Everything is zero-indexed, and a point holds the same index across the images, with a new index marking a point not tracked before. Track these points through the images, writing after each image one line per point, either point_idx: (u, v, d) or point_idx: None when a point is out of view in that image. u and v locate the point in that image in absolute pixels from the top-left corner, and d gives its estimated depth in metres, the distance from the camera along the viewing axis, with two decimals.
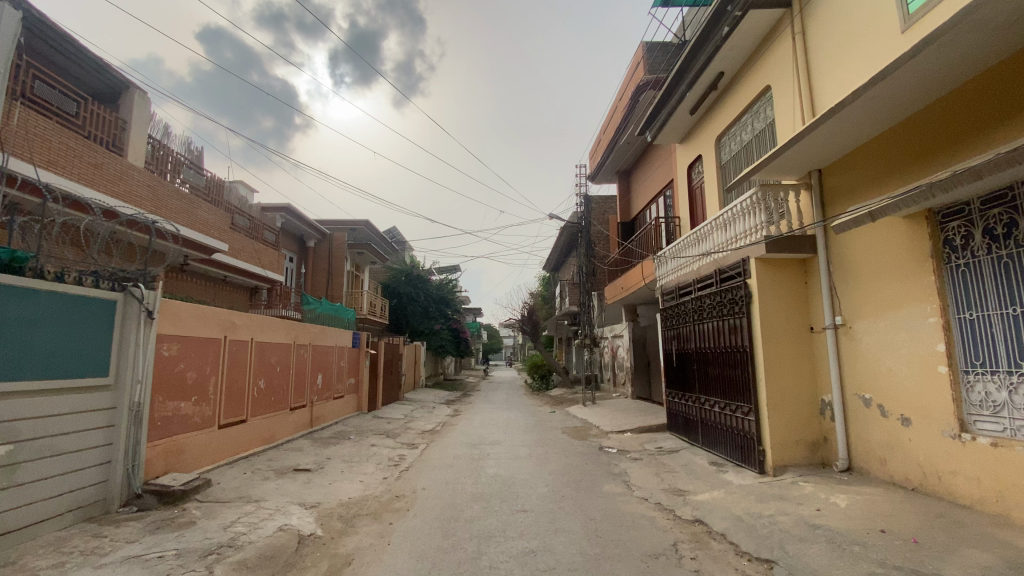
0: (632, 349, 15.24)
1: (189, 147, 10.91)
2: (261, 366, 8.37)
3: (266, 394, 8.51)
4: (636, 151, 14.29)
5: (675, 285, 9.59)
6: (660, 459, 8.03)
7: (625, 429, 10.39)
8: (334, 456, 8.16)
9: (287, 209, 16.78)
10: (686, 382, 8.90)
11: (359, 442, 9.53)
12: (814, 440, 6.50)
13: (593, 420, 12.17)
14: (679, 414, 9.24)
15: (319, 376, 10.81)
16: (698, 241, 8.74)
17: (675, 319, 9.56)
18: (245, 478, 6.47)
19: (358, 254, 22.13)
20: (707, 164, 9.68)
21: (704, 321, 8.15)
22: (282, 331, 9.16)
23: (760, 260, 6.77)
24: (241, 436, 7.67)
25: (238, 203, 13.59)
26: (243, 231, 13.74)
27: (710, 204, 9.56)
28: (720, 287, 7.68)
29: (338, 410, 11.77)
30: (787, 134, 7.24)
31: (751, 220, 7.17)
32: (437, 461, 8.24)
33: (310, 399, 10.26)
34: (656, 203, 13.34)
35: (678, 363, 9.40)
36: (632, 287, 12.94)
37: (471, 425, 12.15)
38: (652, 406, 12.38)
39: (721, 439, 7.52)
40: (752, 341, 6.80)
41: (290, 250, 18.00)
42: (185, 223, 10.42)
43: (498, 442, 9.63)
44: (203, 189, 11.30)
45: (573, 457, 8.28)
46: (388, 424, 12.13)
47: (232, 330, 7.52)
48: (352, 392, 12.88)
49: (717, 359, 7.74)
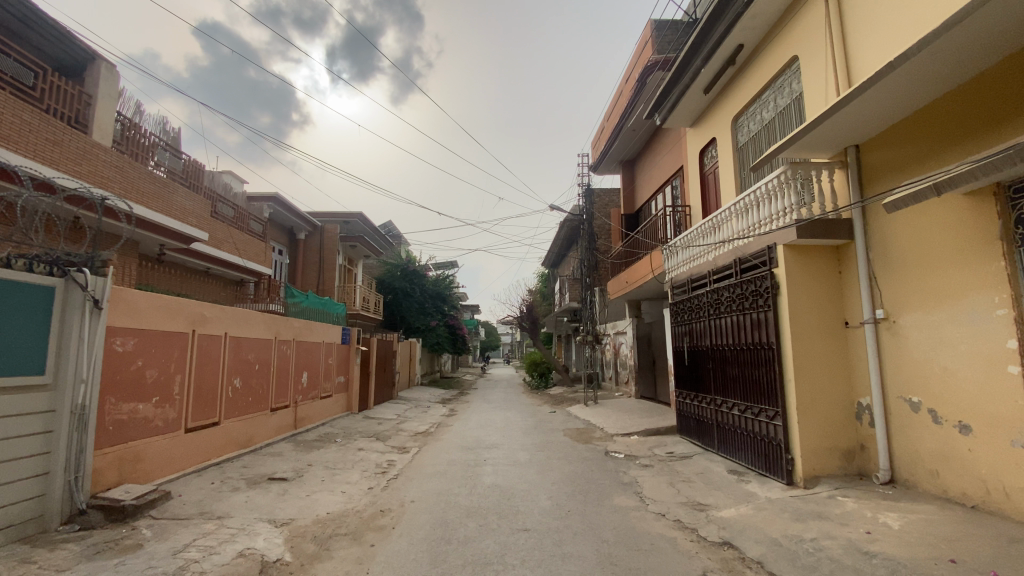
0: (635, 347, 14.57)
1: (164, 128, 10.14)
2: (236, 364, 7.64)
3: (243, 394, 7.80)
4: (642, 138, 13.57)
5: (687, 277, 8.88)
6: (673, 466, 7.35)
7: (631, 431, 9.70)
8: (316, 462, 7.45)
9: (275, 199, 15.99)
10: (700, 383, 8.22)
11: (346, 445, 8.82)
12: (848, 448, 5.84)
13: (596, 420, 11.50)
14: (691, 417, 8.55)
15: (304, 374, 10.09)
16: (714, 228, 8.04)
17: (687, 314, 8.86)
18: (212, 489, 5.75)
19: (351, 247, 21.33)
20: (723, 147, 8.97)
21: (721, 316, 7.46)
22: (262, 325, 8.41)
23: (790, 247, 6.07)
24: (212, 440, 6.95)
25: (221, 191, 12.83)
26: (227, 220, 12.98)
27: (725, 191, 8.87)
28: (741, 278, 6.98)
29: (325, 410, 11.06)
30: (817, 108, 6.54)
31: (778, 203, 6.45)
32: (429, 468, 7.54)
33: (293, 399, 9.54)
34: (664, 193, 12.64)
35: (690, 362, 8.71)
36: (637, 282, 12.25)
37: (467, 427, 11.42)
38: (658, 407, 11.70)
39: (741, 446, 6.85)
40: (779, 338, 6.10)
41: (278, 242, 17.21)
42: (160, 209, 9.66)
43: (496, 446, 8.93)
44: (180, 174, 10.53)
45: (577, 464, 7.58)
46: (378, 425, 11.39)
47: (202, 324, 6.78)
48: (340, 391, 12.16)
49: (736, 358, 7.04)
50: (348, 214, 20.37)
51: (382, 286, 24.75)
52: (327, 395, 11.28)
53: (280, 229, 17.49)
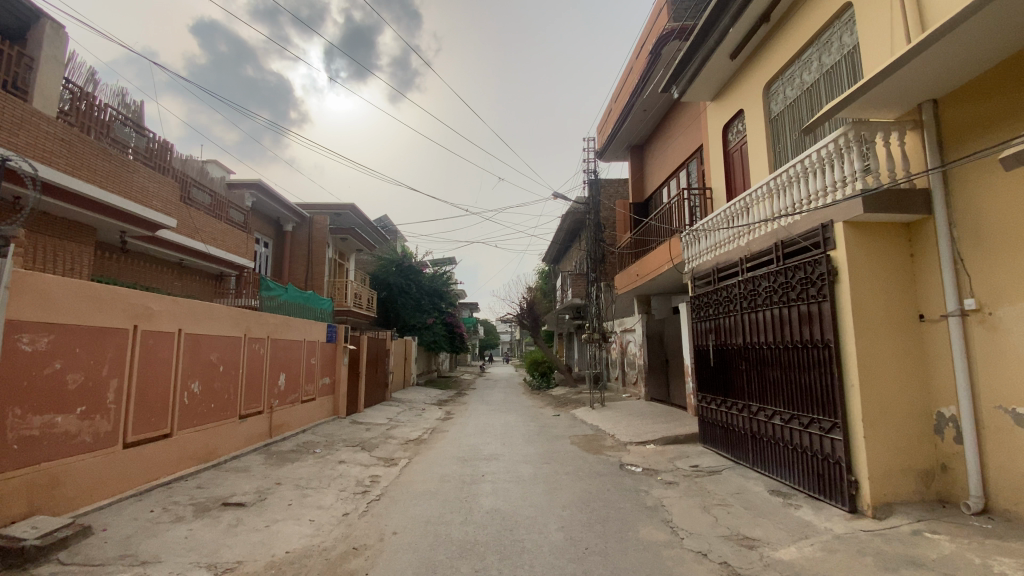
0: (645, 346, 13.49)
1: (124, 101, 9.06)
2: (195, 365, 6.59)
3: (204, 400, 6.75)
4: (655, 118, 12.51)
5: (713, 266, 7.83)
6: (701, 484, 6.30)
7: (648, 440, 8.65)
8: (286, 480, 6.39)
9: (258, 186, 14.86)
10: (729, 386, 7.20)
11: (324, 458, 7.74)
12: (925, 467, 4.82)
13: (605, 426, 10.45)
14: (719, 424, 7.53)
15: (282, 376, 9.02)
16: (749, 208, 6.98)
17: (711, 308, 7.82)
18: (148, 521, 4.70)
19: (342, 240, 20.15)
20: (753, 119, 7.92)
21: (757, 310, 6.43)
22: (228, 321, 7.36)
23: (850, 226, 5.03)
24: (161, 455, 5.90)
25: (197, 176, 11.79)
26: (202, 207, 11.91)
27: (755, 169, 7.84)
28: (784, 264, 5.93)
29: (307, 415, 10.01)
30: (876, 60, 5.49)
31: (832, 173, 5.38)
32: (418, 486, 6.46)
33: (268, 404, 8.48)
34: (679, 177, 11.59)
35: (716, 362, 7.66)
36: (649, 274, 11.23)
37: (463, 433, 10.38)
38: (674, 411, 10.64)
39: (784, 463, 5.85)
40: (838, 335, 5.06)
41: (262, 234, 16.09)
42: (117, 190, 8.60)
43: (497, 457, 7.86)
44: (144, 153, 9.47)
45: (590, 480, 6.54)
46: (366, 431, 10.35)
47: (146, 318, 5.73)
48: (325, 394, 11.12)
49: (777, 358, 6.00)
50: (340, 205, 19.37)
51: (376, 282, 23.64)
52: (310, 398, 10.24)
53: (266, 220, 16.38)
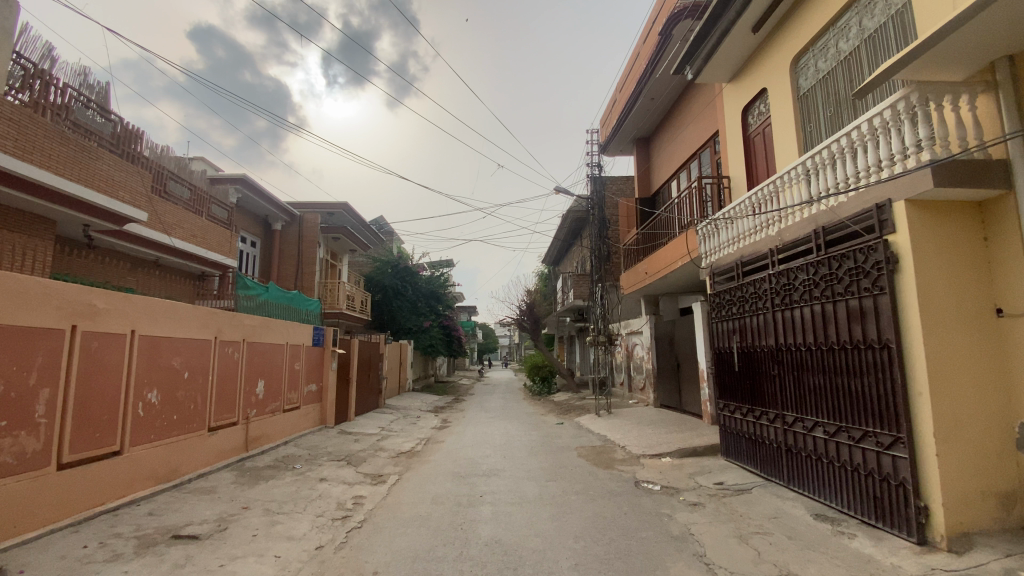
0: (654, 349, 12.71)
1: (87, 82, 8.32)
2: (153, 371, 5.80)
3: (165, 412, 5.96)
4: (664, 106, 11.76)
5: (737, 259, 7.05)
6: (731, 507, 5.51)
7: (663, 453, 7.87)
8: (255, 503, 5.57)
9: (243, 181, 13.94)
10: (758, 393, 6.42)
11: (303, 475, 6.92)
12: (1007, 490, 4.04)
13: (614, 436, 9.65)
14: (744, 436, 6.74)
15: (260, 383, 8.21)
16: (782, 193, 6.23)
17: (734, 307, 7.05)
18: (76, 561, 3.89)
19: (334, 240, 19.28)
20: (779, 97, 7.18)
21: (792, 306, 5.66)
22: (194, 322, 6.56)
23: (912, 204, 4.27)
24: (108, 476, 5.10)
25: (174, 168, 11.02)
26: (179, 201, 11.09)
27: (782, 153, 7.09)
28: (826, 253, 5.16)
29: (290, 426, 9.20)
30: (935, 15, 4.73)
31: (888, 144, 4.62)
32: (407, 510, 5.65)
33: (243, 415, 7.68)
34: (691, 167, 10.83)
35: (740, 366, 6.89)
36: (659, 272, 10.52)
37: (461, 444, 9.58)
38: (688, 420, 9.84)
39: (828, 483, 5.07)
40: (900, 334, 4.28)
41: (248, 232, 15.27)
42: (76, 177, 7.85)
43: (498, 474, 7.05)
44: (109, 139, 8.70)
45: (604, 503, 5.74)
46: (354, 442, 9.53)
47: (88, 316, 4.94)
48: (312, 402, 10.32)
49: (818, 362, 5.22)
50: (334, 204, 18.35)
51: (371, 284, 22.90)
52: (293, 407, 9.43)
53: (253, 218, 15.58)
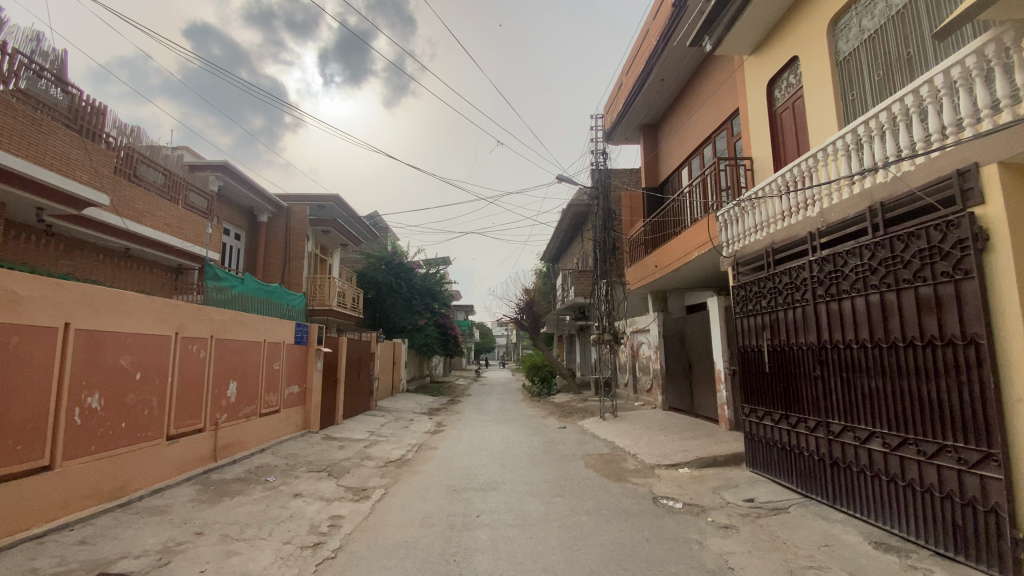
0: (662, 348, 11.92)
1: (40, 48, 7.41)
2: (94, 372, 4.97)
3: (111, 419, 5.13)
4: (675, 87, 10.97)
5: (769, 245, 6.27)
6: (771, 531, 4.70)
7: (680, 462, 7.09)
8: (211, 527, 4.72)
9: (224, 168, 12.96)
10: (793, 398, 5.65)
11: (275, 489, 6.09)
12: None
13: (622, 442, 8.87)
14: (775, 446, 5.96)
15: (232, 385, 7.38)
16: (826, 168, 5.44)
17: (763, 299, 6.25)
18: None
19: (325, 233, 18.41)
20: (814, 64, 6.40)
21: (840, 297, 4.88)
22: (149, 315, 5.72)
23: (1007, 169, 3.50)
24: (34, 497, 4.27)
25: (146, 150, 10.18)
26: (148, 186, 10.19)
27: (819, 128, 6.31)
28: (887, 234, 4.38)
29: (268, 431, 8.38)
30: None
31: (971, 98, 3.83)
32: (390, 534, 4.82)
33: (211, 420, 6.85)
34: (707, 152, 10.05)
35: (770, 367, 6.10)
36: (671, 264, 9.72)
37: (455, 451, 8.77)
38: (703, 425, 9.05)
39: (889, 505, 4.29)
40: (991, 328, 3.50)
41: (232, 224, 14.39)
42: (25, 151, 7.02)
43: (496, 489, 6.23)
44: (67, 113, 7.90)
45: (619, 526, 4.95)
46: (339, 449, 8.71)
47: (6, 306, 4.11)
48: (294, 405, 9.49)
49: (876, 362, 4.44)
50: (325, 196, 17.36)
51: (365, 281, 22.03)
52: (272, 410, 8.61)
53: (237, 209, 14.70)
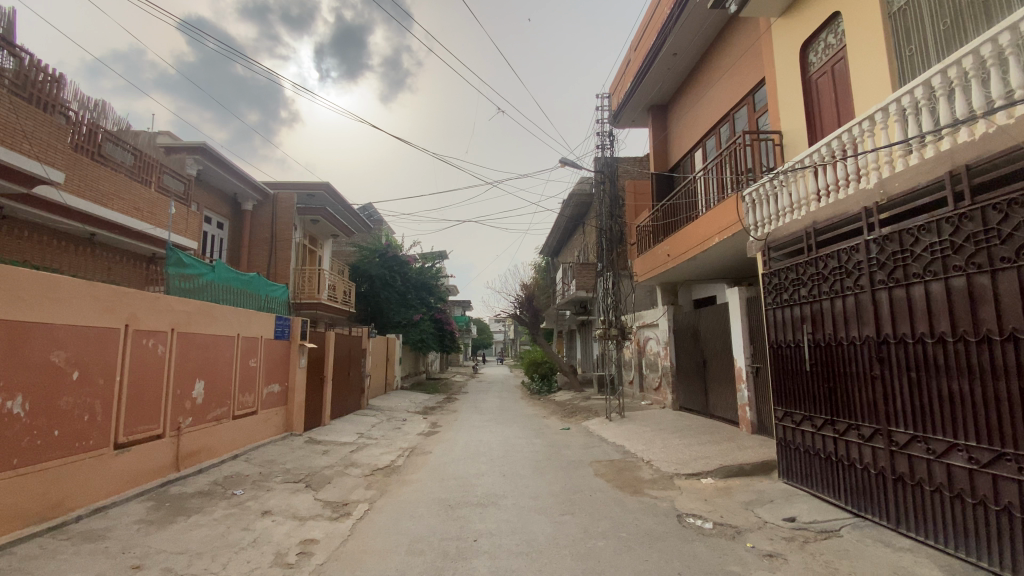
0: (672, 344, 11.15)
1: None
2: (13, 372, 4.14)
3: (37, 427, 4.31)
4: (689, 61, 10.15)
5: (809, 224, 5.48)
6: (826, 562, 3.92)
7: (701, 472, 6.32)
8: (152, 559, 3.91)
9: (203, 150, 12.06)
10: (840, 401, 4.87)
11: (241, 505, 5.26)
12: None
13: (633, 446, 8.11)
14: (817, 455, 5.19)
15: (198, 384, 6.56)
16: (886, 131, 4.63)
17: (801, 288, 5.46)
18: None
19: (315, 223, 17.52)
20: (862, 18, 5.61)
21: (908, 282, 4.10)
22: (90, 305, 4.88)
23: None
24: None
25: (112, 127, 9.29)
26: (113, 165, 9.29)
27: (870, 91, 5.50)
28: (977, 203, 3.60)
29: (242, 435, 7.57)
30: None
31: None
32: (371, 565, 4.02)
33: (173, 425, 6.03)
34: (726, 130, 9.25)
35: (810, 366, 5.33)
36: (686, 251, 8.92)
37: (451, 457, 7.99)
38: (722, 428, 8.27)
39: (976, 532, 3.54)
40: None
41: (213, 211, 13.50)
42: None
43: (496, 504, 5.43)
44: (11, 78, 7.06)
45: (642, 554, 4.16)
46: (323, 455, 7.91)
47: None
48: (274, 406, 8.68)
49: (959, 359, 3.66)
50: (314, 184, 16.12)
51: (357, 274, 21.14)
52: (248, 412, 7.80)
53: (219, 195, 13.81)
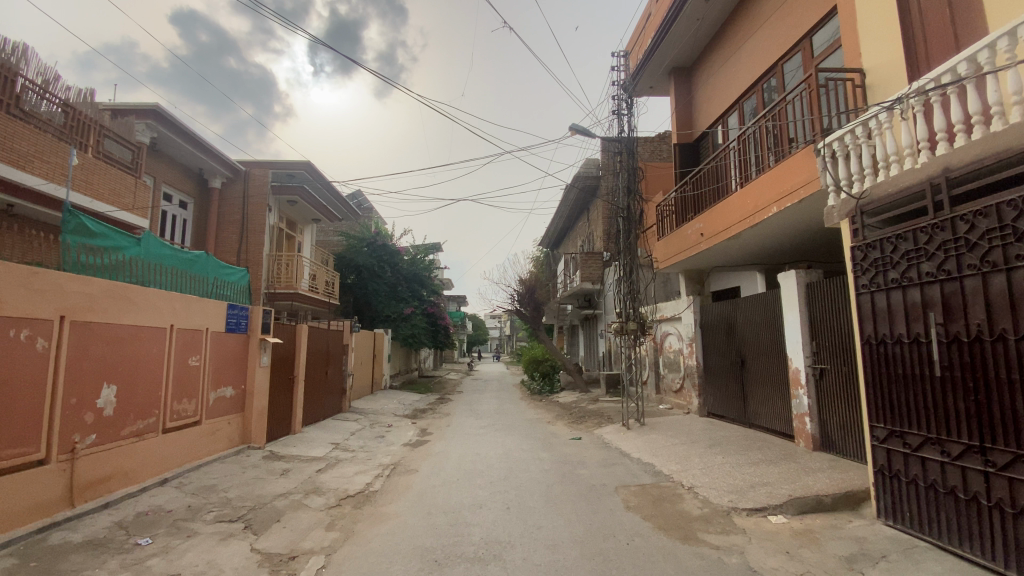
0: (699, 341, 9.66)
1: None
2: None
3: None
4: (722, 9, 8.67)
5: (931, 176, 3.99)
6: None
7: (768, 507, 4.79)
8: None
9: (157, 115, 10.43)
10: (1000, 421, 3.36)
11: (138, 567, 3.68)
12: None
13: (664, 465, 6.62)
14: (952, 495, 3.68)
15: (107, 391, 5.01)
16: None
17: (924, 262, 3.96)
18: None
19: (292, 205, 15.58)
20: None
21: None
22: None
23: None
24: None
25: (36, 77, 7.61)
26: (38, 122, 7.64)
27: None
28: None
29: (176, 452, 6.00)
30: None
31: None
32: None
33: (65, 446, 4.49)
34: (773, 83, 7.77)
35: (938, 369, 3.82)
36: (727, 228, 7.38)
37: (440, 478, 6.47)
38: (772, 443, 6.79)
39: None
40: None
41: (173, 187, 11.89)
42: None
43: (500, 560, 3.89)
44: None
45: None
46: (280, 477, 6.35)
47: None
48: (224, 414, 7.10)
49: None
50: (294, 162, 14.38)
51: (343, 264, 19.58)
52: (186, 422, 6.22)
53: (181, 170, 12.18)
